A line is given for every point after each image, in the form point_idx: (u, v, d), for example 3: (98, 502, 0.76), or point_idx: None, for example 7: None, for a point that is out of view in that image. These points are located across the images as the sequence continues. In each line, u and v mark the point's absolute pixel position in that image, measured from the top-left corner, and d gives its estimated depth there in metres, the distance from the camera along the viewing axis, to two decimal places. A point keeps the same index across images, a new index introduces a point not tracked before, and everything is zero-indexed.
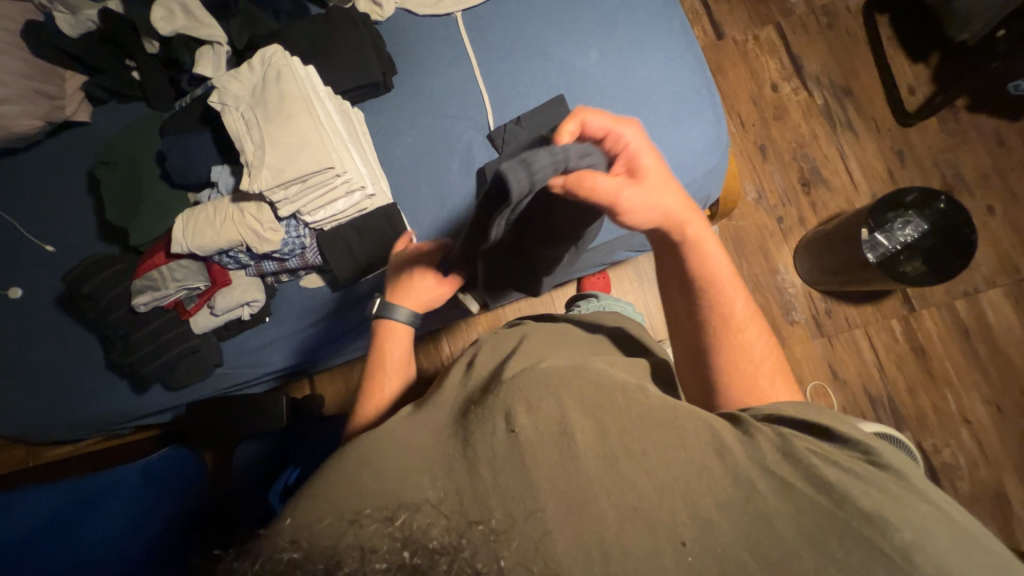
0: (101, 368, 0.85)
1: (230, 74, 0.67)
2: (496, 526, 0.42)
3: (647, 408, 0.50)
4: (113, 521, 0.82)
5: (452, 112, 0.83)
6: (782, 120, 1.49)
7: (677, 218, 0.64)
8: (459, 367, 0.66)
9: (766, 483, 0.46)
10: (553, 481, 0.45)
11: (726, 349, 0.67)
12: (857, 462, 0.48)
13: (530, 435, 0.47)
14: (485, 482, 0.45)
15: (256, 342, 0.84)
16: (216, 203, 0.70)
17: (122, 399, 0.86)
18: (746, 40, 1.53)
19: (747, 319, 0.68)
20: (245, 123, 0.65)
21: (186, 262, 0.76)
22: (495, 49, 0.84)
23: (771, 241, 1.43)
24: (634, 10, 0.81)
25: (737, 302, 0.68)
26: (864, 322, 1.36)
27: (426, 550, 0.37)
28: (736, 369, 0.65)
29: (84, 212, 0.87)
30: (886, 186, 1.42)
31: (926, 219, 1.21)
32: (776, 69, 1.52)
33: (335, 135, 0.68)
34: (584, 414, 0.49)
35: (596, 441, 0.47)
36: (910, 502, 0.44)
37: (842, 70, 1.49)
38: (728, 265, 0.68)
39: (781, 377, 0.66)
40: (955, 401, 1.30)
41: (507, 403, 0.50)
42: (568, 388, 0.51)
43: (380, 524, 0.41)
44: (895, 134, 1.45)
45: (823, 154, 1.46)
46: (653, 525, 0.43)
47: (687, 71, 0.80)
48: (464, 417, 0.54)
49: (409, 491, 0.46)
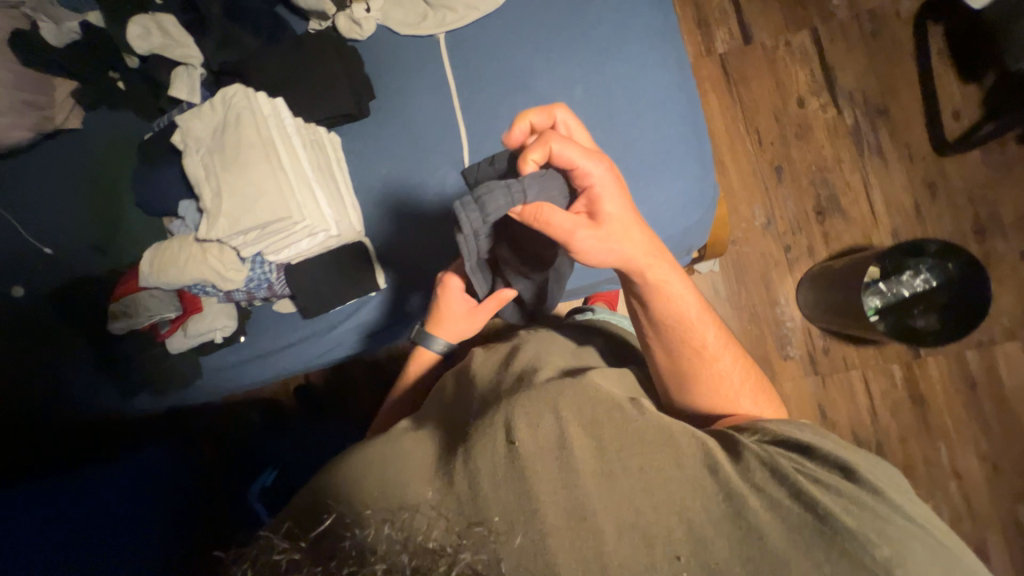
0: (83, 373, 0.88)
1: (193, 113, 0.67)
2: (498, 526, 0.46)
3: (646, 424, 0.54)
4: (113, 509, 0.79)
5: (429, 143, 0.81)
6: (804, 138, 1.38)
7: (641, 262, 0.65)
8: (450, 383, 0.72)
9: (756, 497, 0.50)
10: (554, 487, 0.48)
11: (701, 381, 0.71)
12: (837, 480, 0.54)
13: (533, 444, 0.51)
14: (484, 491, 0.47)
15: (233, 358, 0.87)
16: (181, 238, 0.69)
17: (106, 401, 0.89)
18: (775, 46, 1.40)
19: (719, 349, 0.73)
20: (204, 168, 0.66)
21: (156, 291, 0.77)
22: (477, 78, 0.80)
23: (774, 271, 1.36)
24: (625, 46, 0.77)
25: (708, 335, 0.73)
26: (862, 363, 1.30)
27: (424, 545, 0.40)
28: (715, 394, 0.71)
29: (61, 217, 0.88)
30: (909, 222, 1.32)
31: (942, 274, 1.12)
32: (805, 81, 1.39)
33: (298, 177, 0.68)
34: (585, 432, 0.53)
35: (594, 456, 0.51)
36: (890, 517, 0.50)
37: (881, 86, 1.35)
38: (695, 301, 0.72)
39: (760, 394, 0.74)
40: (948, 455, 1.24)
41: (508, 418, 0.53)
42: (567, 402, 0.55)
43: (382, 526, 0.43)
44: (930, 163, 1.32)
45: (845, 180, 1.35)
46: (645, 537, 0.47)
47: (676, 117, 0.76)
48: (475, 415, 0.59)
49: (408, 494, 0.49)
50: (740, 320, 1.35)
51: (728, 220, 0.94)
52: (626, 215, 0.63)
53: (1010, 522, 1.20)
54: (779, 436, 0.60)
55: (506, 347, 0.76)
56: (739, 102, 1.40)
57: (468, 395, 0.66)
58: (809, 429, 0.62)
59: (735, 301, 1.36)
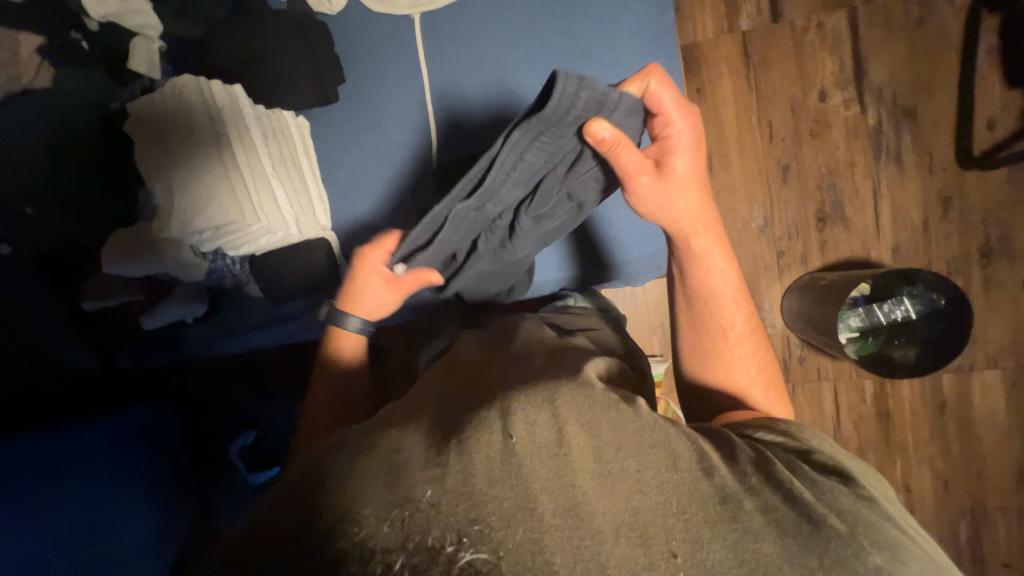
0: (62, 336, 0.92)
1: (142, 99, 0.63)
2: (496, 523, 0.38)
3: (638, 418, 0.45)
4: (102, 469, 0.77)
5: (398, 135, 0.79)
6: (819, 136, 1.28)
7: (688, 227, 0.71)
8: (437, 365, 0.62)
9: (751, 502, 0.43)
10: (551, 486, 0.40)
11: (719, 362, 0.74)
12: (838, 489, 0.48)
13: (529, 440, 0.42)
14: (473, 486, 0.39)
15: (204, 333, 0.92)
16: (137, 232, 0.71)
17: (84, 361, 0.94)
18: (806, 27, 1.26)
19: (744, 335, 0.75)
20: (155, 163, 0.63)
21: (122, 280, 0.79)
22: (452, 69, 0.77)
23: (763, 276, 1.31)
24: (608, 50, 0.76)
25: (737, 319, 0.76)
26: (836, 376, 1.30)
27: (423, 543, 0.37)
28: (730, 377, 0.73)
29: (11, 179, 0.84)
30: (914, 237, 1.25)
31: (922, 306, 1.12)
32: (832, 70, 1.26)
33: (253, 175, 0.66)
34: (581, 425, 0.44)
35: (590, 453, 0.42)
36: (880, 524, 0.45)
37: (914, 83, 1.23)
38: (732, 283, 0.76)
39: (775, 391, 0.74)
40: (903, 470, 1.28)
41: (507, 407, 0.44)
42: (563, 394, 0.46)
43: (377, 523, 0.38)
44: (949, 175, 1.24)
45: (853, 187, 1.27)
46: (643, 536, 0.39)
47: None
48: (461, 397, 0.51)
49: (403, 476, 0.41)
50: None
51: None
52: (691, 176, 0.69)
53: (949, 535, 1.26)
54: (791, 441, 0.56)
55: (497, 332, 0.69)
56: (756, 89, 1.29)
57: (454, 376, 0.57)
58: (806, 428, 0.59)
59: None
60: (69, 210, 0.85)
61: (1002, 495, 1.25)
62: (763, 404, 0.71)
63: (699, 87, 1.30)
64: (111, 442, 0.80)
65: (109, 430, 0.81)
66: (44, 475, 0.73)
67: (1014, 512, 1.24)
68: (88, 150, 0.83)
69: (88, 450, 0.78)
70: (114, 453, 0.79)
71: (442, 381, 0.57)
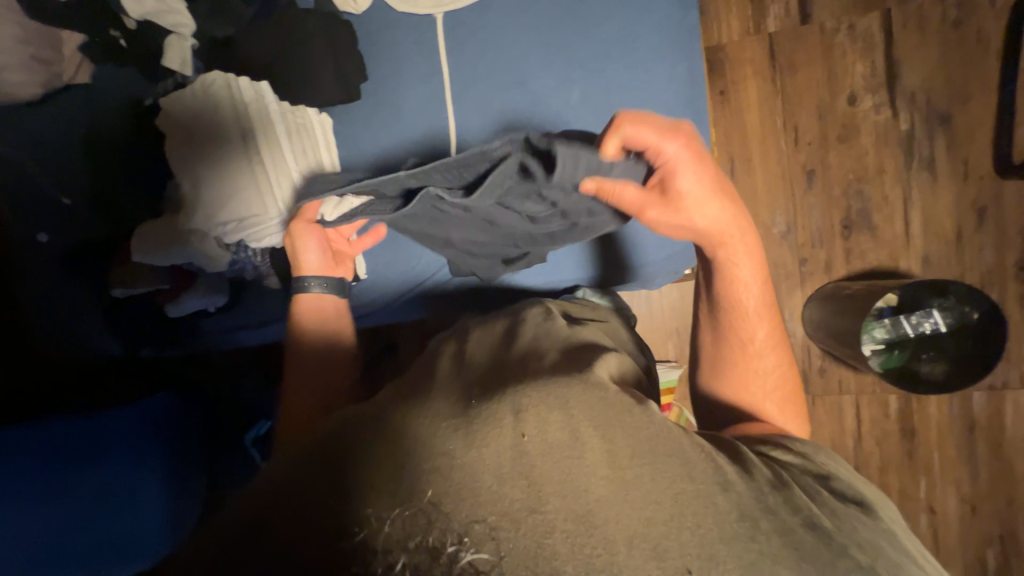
0: (87, 322, 0.94)
1: (174, 95, 0.66)
2: (496, 523, 0.37)
3: (654, 428, 0.44)
4: (119, 455, 0.79)
5: (417, 134, 0.79)
6: (847, 141, 1.24)
7: (716, 237, 0.69)
8: (447, 353, 0.60)
9: (770, 523, 0.41)
10: (559, 488, 0.39)
11: (736, 372, 0.73)
12: (856, 516, 0.47)
13: (542, 440, 0.41)
14: (484, 486, 0.39)
15: (226, 324, 0.94)
16: (164, 221, 0.72)
17: (107, 347, 0.96)
18: (836, 29, 1.23)
19: (766, 349, 0.73)
20: (183, 156, 0.67)
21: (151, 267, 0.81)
22: (472, 69, 0.78)
23: (784, 284, 1.27)
24: (632, 51, 0.75)
25: (758, 333, 0.73)
26: (858, 389, 1.25)
27: (424, 543, 0.37)
28: (744, 389, 0.72)
29: (50, 172, 0.88)
30: (946, 247, 1.20)
31: (952, 318, 1.07)
32: (863, 74, 1.22)
33: (277, 171, 0.69)
34: (595, 431, 0.43)
35: (603, 458, 0.41)
36: (905, 564, 0.43)
37: (950, 88, 1.19)
38: (757, 297, 0.73)
39: (792, 408, 0.72)
40: (927, 489, 1.23)
41: (519, 402, 0.44)
42: (578, 398, 0.45)
43: (377, 517, 0.38)
44: (986, 184, 1.18)
45: (882, 194, 1.23)
46: (657, 550, 0.38)
47: None
48: (474, 389, 0.49)
49: (410, 470, 0.41)
50: None
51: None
52: (705, 190, 0.64)
53: (974, 560, 1.21)
54: (807, 463, 0.55)
55: (504, 319, 0.67)
56: (781, 92, 1.26)
57: (470, 365, 0.55)
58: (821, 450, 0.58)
59: None
60: (104, 201, 0.89)
61: None
62: (779, 420, 0.70)
63: (722, 89, 1.28)
64: (125, 431, 0.81)
65: (120, 421, 0.82)
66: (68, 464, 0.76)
67: None
68: (123, 145, 0.87)
69: (115, 438, 0.80)
70: (137, 442, 0.80)
71: (454, 370, 0.55)
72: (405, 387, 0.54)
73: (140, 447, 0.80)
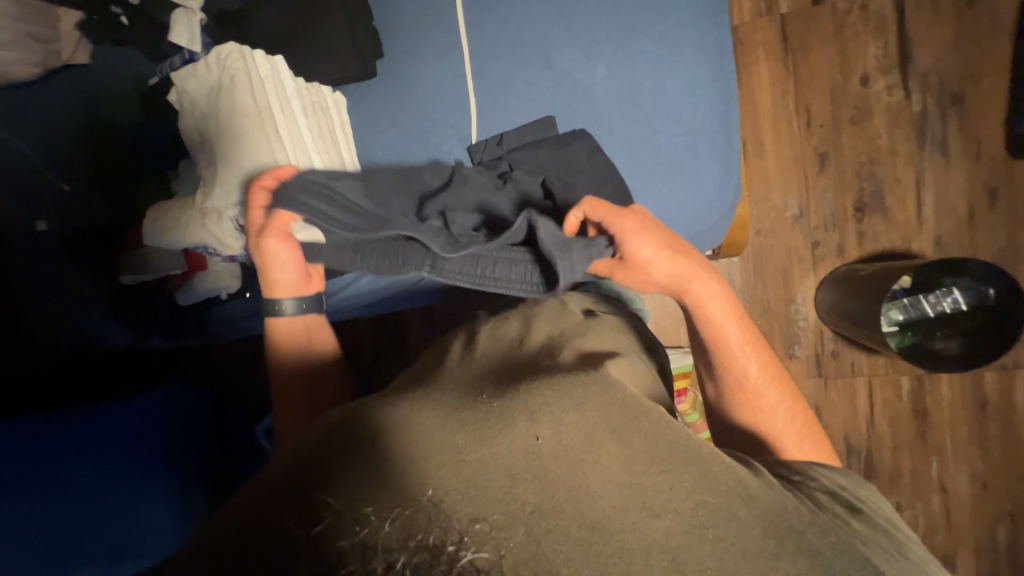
0: (94, 310, 0.90)
1: (189, 71, 0.65)
2: (497, 522, 0.36)
3: (671, 434, 0.43)
4: (124, 450, 0.73)
5: (436, 113, 0.77)
6: (859, 123, 1.23)
7: (682, 286, 0.67)
8: (458, 344, 0.60)
9: (795, 542, 0.39)
10: (572, 494, 0.38)
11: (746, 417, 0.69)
12: (876, 538, 0.46)
13: (557, 442, 0.40)
14: (494, 481, 0.38)
15: (235, 312, 0.91)
16: (181, 203, 0.70)
17: (113, 336, 0.91)
18: (849, 9, 1.21)
19: (765, 382, 0.69)
20: (200, 135, 0.65)
21: (164, 251, 0.79)
22: (492, 44, 0.76)
23: (797, 267, 1.27)
24: (657, 25, 0.73)
25: (752, 367, 0.69)
26: (870, 371, 1.25)
27: (424, 542, 0.34)
28: (756, 429, 0.67)
29: (50, 154, 0.85)
30: (958, 229, 1.20)
31: (973, 299, 1.08)
32: (876, 54, 1.21)
33: (295, 145, 0.65)
34: (612, 436, 0.42)
35: (619, 465, 0.40)
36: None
37: (964, 68, 1.18)
38: (739, 331, 0.69)
39: (812, 441, 0.66)
40: (939, 469, 1.23)
41: (533, 406, 0.43)
42: (592, 400, 0.44)
43: (371, 523, 0.35)
44: (998, 165, 1.18)
45: (895, 176, 1.23)
46: (677, 563, 0.36)
47: (703, 113, 0.75)
48: (485, 383, 0.49)
49: (414, 466, 0.39)
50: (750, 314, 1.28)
51: (747, 221, 0.97)
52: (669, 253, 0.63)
53: (985, 539, 1.22)
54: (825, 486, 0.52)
55: (516, 313, 0.65)
56: (793, 74, 1.24)
57: (478, 364, 0.54)
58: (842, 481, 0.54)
59: (749, 295, 1.28)
60: (108, 185, 0.86)
61: None
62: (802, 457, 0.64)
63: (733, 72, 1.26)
64: (139, 425, 0.77)
65: (137, 416, 0.78)
66: (61, 467, 0.70)
67: None
68: (128, 127, 0.84)
69: (113, 437, 0.75)
70: (136, 442, 0.75)
71: (471, 366, 0.53)
72: (424, 377, 0.53)
73: (148, 439, 0.76)
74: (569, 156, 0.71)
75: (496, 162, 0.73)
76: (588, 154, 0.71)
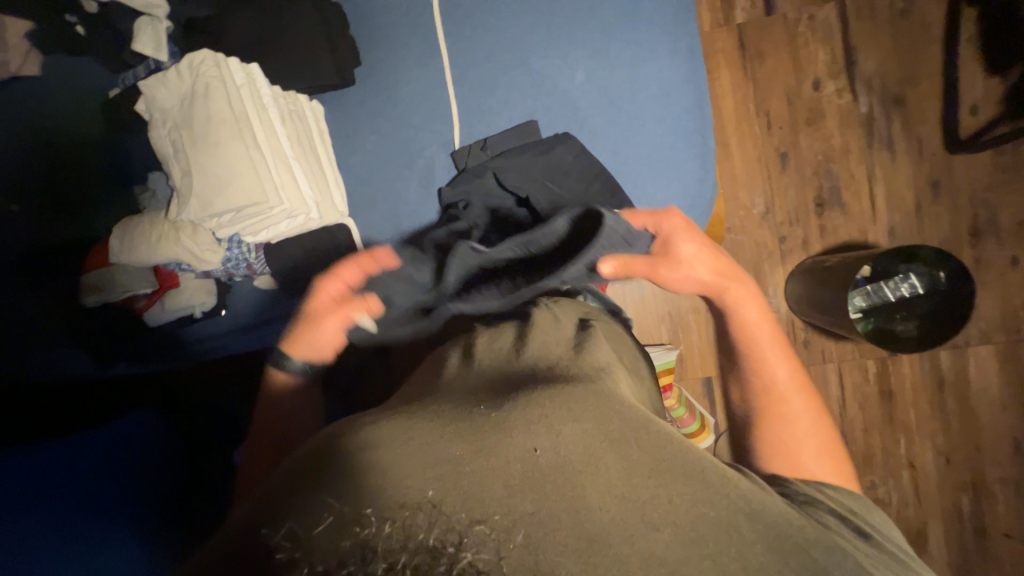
0: (51, 338, 0.82)
1: (158, 80, 0.65)
2: (498, 522, 0.36)
3: (674, 452, 0.42)
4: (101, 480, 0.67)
5: (418, 121, 0.78)
6: (814, 125, 1.32)
7: (717, 284, 0.73)
8: (454, 354, 0.57)
9: (799, 559, 0.39)
10: (570, 504, 0.37)
11: (768, 422, 0.71)
12: (888, 562, 0.48)
13: (557, 454, 0.39)
14: (489, 481, 0.38)
15: (212, 331, 0.87)
16: (153, 217, 0.70)
17: (76, 365, 0.84)
18: (798, 19, 1.30)
19: (791, 389, 0.72)
20: (172, 145, 0.65)
21: (132, 269, 0.76)
22: (470, 51, 0.77)
23: (766, 262, 1.33)
24: (631, 31, 0.76)
25: (780, 372, 0.73)
26: (839, 357, 1.32)
27: (424, 543, 0.34)
28: (778, 430, 0.69)
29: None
30: (908, 219, 1.30)
31: (927, 283, 1.16)
32: (824, 61, 1.30)
33: (274, 154, 0.66)
34: (612, 450, 0.41)
35: (618, 477, 0.39)
36: None
37: (902, 73, 1.29)
38: (770, 335, 0.75)
39: (834, 455, 0.68)
40: (906, 446, 1.31)
41: (528, 416, 0.42)
42: (590, 411, 0.43)
43: (377, 524, 0.35)
44: (937, 160, 1.29)
45: (849, 173, 1.32)
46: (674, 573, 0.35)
47: (680, 114, 0.77)
48: (484, 393, 0.47)
49: (408, 474, 0.38)
50: None
51: (723, 217, 1.00)
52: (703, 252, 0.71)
53: (952, 509, 1.29)
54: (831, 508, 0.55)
55: (510, 320, 0.61)
56: (752, 80, 1.32)
57: (476, 372, 0.51)
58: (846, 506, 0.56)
59: None
60: (66, 203, 0.81)
61: (1001, 467, 1.29)
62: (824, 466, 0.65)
63: None
64: (111, 456, 0.70)
65: (107, 446, 0.71)
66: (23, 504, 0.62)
67: (1013, 481, 1.28)
68: (92, 146, 0.81)
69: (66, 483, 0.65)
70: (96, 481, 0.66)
71: (465, 374, 0.51)
72: (418, 387, 0.52)
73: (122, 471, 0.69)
74: (551, 159, 0.73)
75: (480, 167, 0.74)
76: (571, 154, 0.73)
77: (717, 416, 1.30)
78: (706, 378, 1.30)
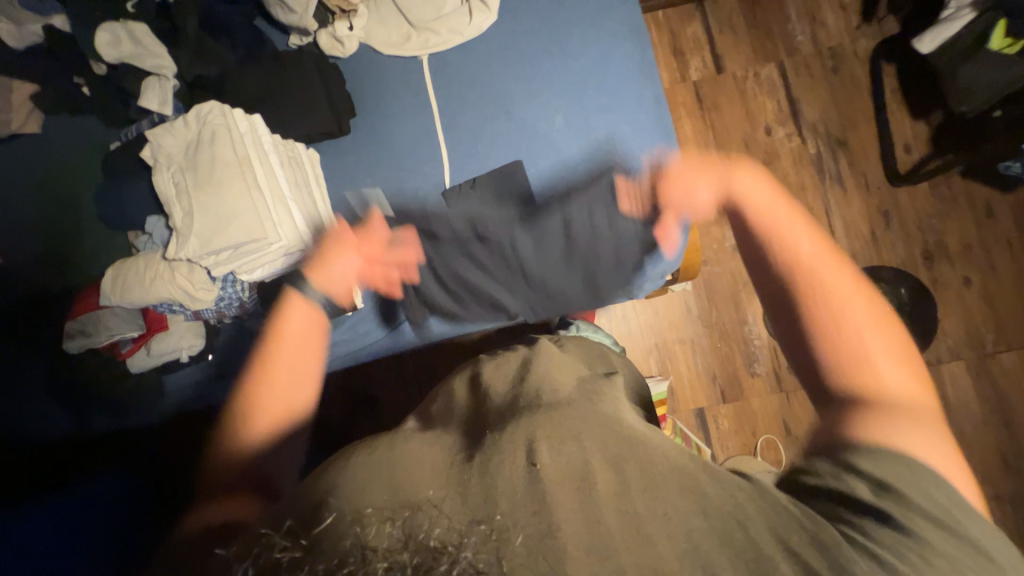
0: (34, 396, 0.79)
1: (166, 129, 0.70)
2: (501, 523, 0.36)
3: (675, 466, 0.41)
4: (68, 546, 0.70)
5: (411, 165, 0.83)
6: (771, 165, 1.45)
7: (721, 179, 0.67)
8: (461, 382, 0.57)
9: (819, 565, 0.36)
10: (571, 511, 0.37)
11: (810, 308, 0.55)
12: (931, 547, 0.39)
13: (554, 467, 0.40)
14: (489, 482, 0.38)
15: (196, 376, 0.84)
16: (147, 257, 0.73)
17: (53, 424, 0.79)
18: (746, 76, 1.48)
19: (824, 259, 0.57)
20: (176, 187, 0.69)
21: (121, 312, 0.76)
22: (458, 102, 0.84)
23: (744, 291, 1.34)
24: (602, 82, 0.85)
25: (804, 245, 0.59)
26: None
27: (425, 543, 0.33)
28: (826, 323, 0.53)
29: None
30: (867, 246, 1.40)
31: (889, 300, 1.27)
32: (773, 110, 1.47)
33: (273, 197, 0.71)
34: (609, 464, 0.41)
35: (615, 488, 0.39)
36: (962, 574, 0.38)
37: (841, 119, 1.45)
38: (784, 205, 0.62)
39: (899, 339, 0.52)
40: None
41: (530, 433, 0.42)
42: (589, 429, 0.43)
43: (382, 526, 0.35)
44: (884, 192, 1.42)
45: (807, 206, 1.43)
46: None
47: (652, 152, 0.84)
48: (483, 419, 0.48)
49: (409, 484, 0.39)
50: (710, 337, 1.33)
51: (699, 245, 1.04)
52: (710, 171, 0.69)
53: None
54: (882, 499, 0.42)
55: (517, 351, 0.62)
56: (711, 128, 1.46)
57: (483, 396, 0.52)
58: (896, 465, 0.42)
59: (706, 319, 1.34)
60: (51, 254, 0.81)
61: (995, 484, 1.29)
62: (889, 363, 0.50)
63: None
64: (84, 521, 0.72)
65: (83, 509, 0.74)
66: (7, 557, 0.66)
67: (1009, 500, 1.28)
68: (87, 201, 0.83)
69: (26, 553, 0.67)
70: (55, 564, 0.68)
71: (475, 403, 0.52)
72: (423, 418, 0.52)
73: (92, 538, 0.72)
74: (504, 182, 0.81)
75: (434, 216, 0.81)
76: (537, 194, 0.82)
77: (713, 447, 1.29)
78: (698, 409, 1.30)
